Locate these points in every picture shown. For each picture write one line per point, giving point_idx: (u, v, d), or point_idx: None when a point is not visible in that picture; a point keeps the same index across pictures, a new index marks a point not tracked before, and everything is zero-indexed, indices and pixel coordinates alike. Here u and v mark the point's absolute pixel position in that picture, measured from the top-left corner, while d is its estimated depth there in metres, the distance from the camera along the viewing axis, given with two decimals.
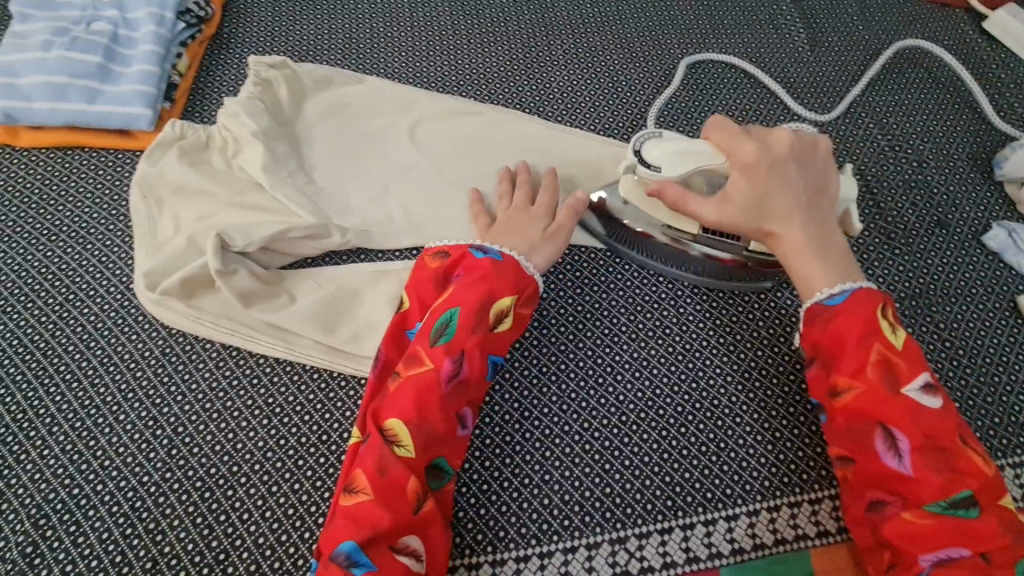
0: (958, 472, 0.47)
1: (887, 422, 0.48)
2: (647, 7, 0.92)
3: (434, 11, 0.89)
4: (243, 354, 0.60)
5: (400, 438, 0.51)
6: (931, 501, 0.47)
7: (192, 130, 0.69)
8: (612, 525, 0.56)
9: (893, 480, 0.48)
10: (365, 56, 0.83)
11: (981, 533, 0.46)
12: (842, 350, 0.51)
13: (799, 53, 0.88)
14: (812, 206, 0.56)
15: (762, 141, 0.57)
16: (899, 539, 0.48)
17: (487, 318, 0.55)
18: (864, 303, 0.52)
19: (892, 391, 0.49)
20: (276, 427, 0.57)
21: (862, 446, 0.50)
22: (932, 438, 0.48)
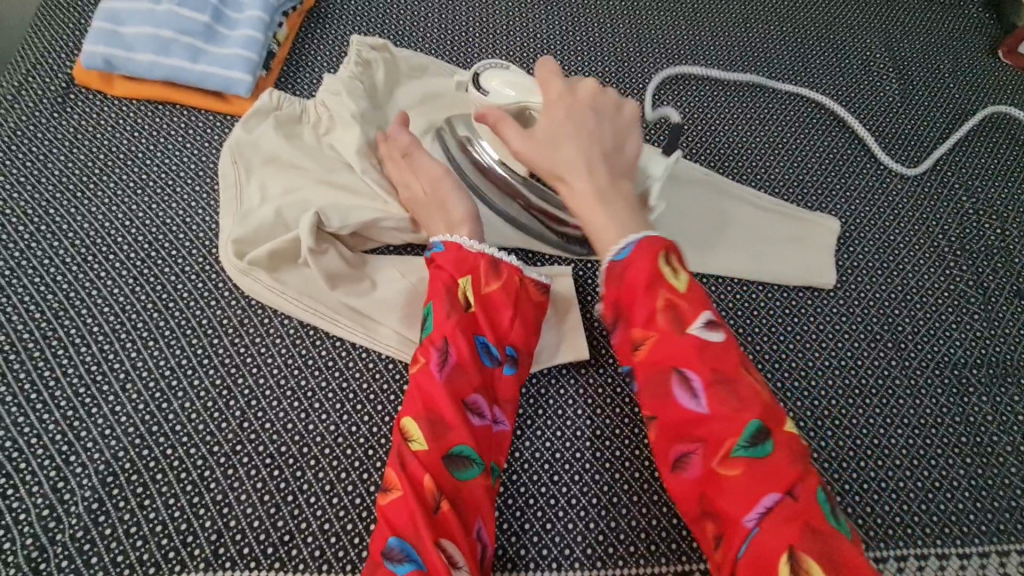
0: (748, 408, 0.46)
1: (679, 365, 0.47)
2: (741, 36, 0.91)
3: (529, 12, 0.88)
4: (320, 334, 0.60)
5: (411, 434, 0.51)
6: (731, 447, 0.45)
7: (288, 102, 0.69)
8: (679, 558, 0.54)
9: (694, 427, 0.47)
10: (458, 49, 0.82)
11: (780, 470, 0.44)
12: (634, 296, 0.50)
13: (889, 102, 0.87)
14: (610, 156, 0.57)
15: (568, 89, 0.59)
16: (712, 496, 0.45)
17: (456, 300, 0.56)
18: (650, 244, 0.51)
19: (679, 330, 0.48)
20: (349, 413, 0.56)
21: (662, 399, 0.48)
22: (719, 373, 0.47)
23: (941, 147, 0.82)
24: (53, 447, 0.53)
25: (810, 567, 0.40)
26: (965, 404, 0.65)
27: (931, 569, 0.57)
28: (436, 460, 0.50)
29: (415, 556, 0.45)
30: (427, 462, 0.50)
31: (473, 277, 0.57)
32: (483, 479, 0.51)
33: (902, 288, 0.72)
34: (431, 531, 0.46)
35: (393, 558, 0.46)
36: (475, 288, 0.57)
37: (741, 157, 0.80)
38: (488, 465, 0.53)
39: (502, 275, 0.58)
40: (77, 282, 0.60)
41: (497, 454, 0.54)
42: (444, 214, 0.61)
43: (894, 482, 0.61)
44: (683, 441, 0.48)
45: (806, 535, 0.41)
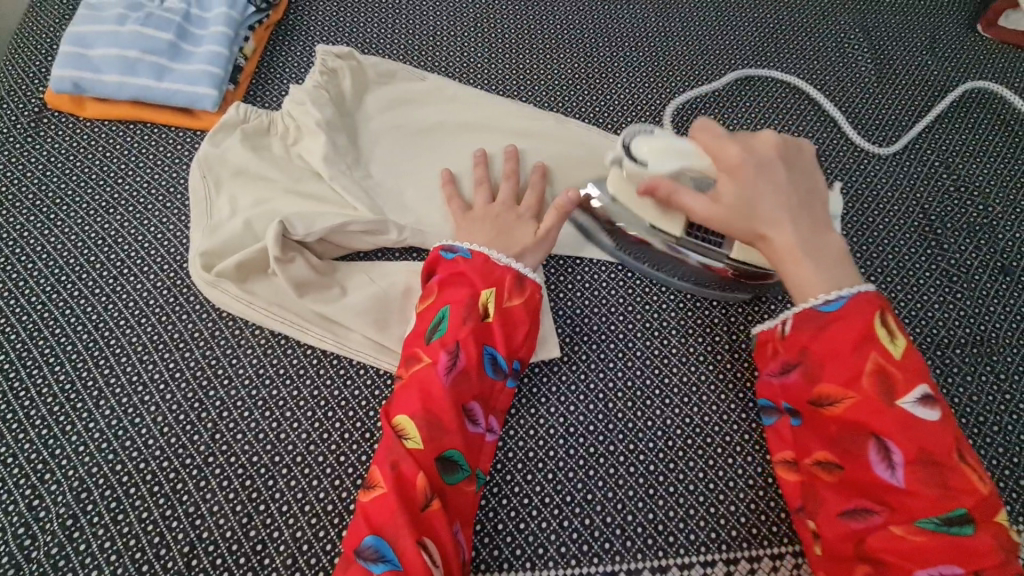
0: (955, 490, 0.45)
1: (881, 433, 0.46)
2: (712, 25, 0.90)
3: (497, 13, 0.88)
4: (291, 342, 0.60)
5: (408, 433, 0.51)
6: (924, 519, 0.45)
7: (255, 114, 0.70)
8: (654, 552, 0.54)
9: (884, 492, 0.46)
10: (427, 53, 0.83)
11: (975, 554, 0.44)
12: (833, 358, 0.49)
13: (865, 83, 0.86)
14: (804, 206, 0.53)
15: (746, 142, 0.54)
16: (886, 555, 0.46)
17: (475, 310, 0.56)
18: (864, 309, 0.49)
19: (888, 400, 0.46)
20: (320, 420, 0.57)
21: (853, 456, 0.48)
22: (928, 453, 0.45)
23: (919, 125, 0.81)
24: (30, 465, 0.53)
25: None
26: (948, 385, 0.64)
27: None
28: (429, 461, 0.50)
29: (393, 553, 0.46)
30: (418, 461, 0.49)
31: (495, 290, 0.57)
32: (467, 484, 0.52)
33: (883, 271, 0.71)
34: (412, 530, 0.46)
35: (368, 554, 0.46)
36: (497, 301, 0.57)
37: None
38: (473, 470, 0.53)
39: (524, 292, 0.58)
40: (51, 302, 0.61)
41: (485, 462, 0.54)
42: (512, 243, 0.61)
43: None
44: (862, 497, 0.47)
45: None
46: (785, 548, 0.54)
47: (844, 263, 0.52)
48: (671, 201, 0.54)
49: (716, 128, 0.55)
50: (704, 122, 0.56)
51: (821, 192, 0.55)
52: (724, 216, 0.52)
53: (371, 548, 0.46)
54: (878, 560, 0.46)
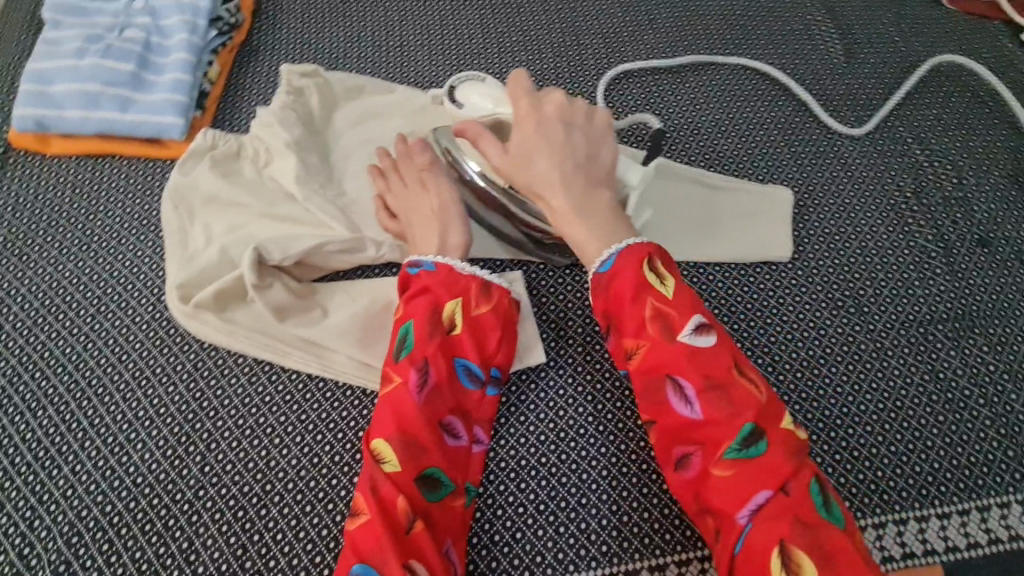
0: (739, 411, 0.47)
1: (672, 373, 0.49)
2: (680, 17, 0.90)
3: (463, 19, 0.87)
4: (275, 369, 0.59)
5: (385, 455, 0.49)
6: (723, 450, 0.47)
7: (223, 139, 0.69)
8: (651, 552, 0.54)
9: (690, 431, 0.49)
10: (395, 65, 0.82)
11: (775, 470, 0.45)
12: (623, 310, 0.52)
13: (834, 64, 0.86)
14: (585, 168, 0.57)
15: (537, 103, 0.60)
16: (707, 498, 0.47)
17: (441, 322, 0.55)
18: (633, 255, 0.53)
19: (669, 338, 0.50)
20: (310, 445, 0.56)
21: (659, 405, 0.50)
22: (711, 379, 0.48)
23: (890, 103, 0.81)
24: (18, 513, 0.53)
25: (802, 558, 0.42)
26: (933, 362, 0.65)
27: (912, 532, 0.57)
28: (411, 483, 0.49)
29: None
30: (401, 483, 0.48)
31: (462, 299, 0.56)
32: (454, 499, 0.51)
33: (862, 252, 0.71)
34: (401, 555, 0.45)
35: None
36: (464, 309, 0.56)
37: (685, 136, 0.80)
38: (459, 485, 0.52)
39: (493, 298, 0.58)
40: (30, 346, 0.60)
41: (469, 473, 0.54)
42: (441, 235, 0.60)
43: (867, 450, 0.60)
44: (678, 445, 0.50)
45: (796, 527, 0.43)
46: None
47: (618, 219, 0.56)
48: (476, 146, 0.60)
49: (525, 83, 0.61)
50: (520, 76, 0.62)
51: (612, 157, 0.59)
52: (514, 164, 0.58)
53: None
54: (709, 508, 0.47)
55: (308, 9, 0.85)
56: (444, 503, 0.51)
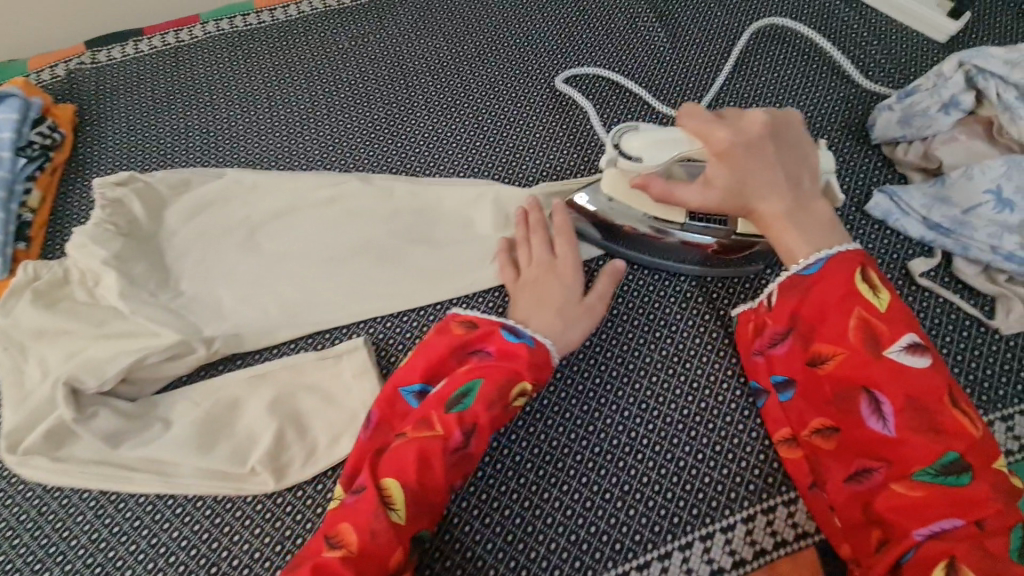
0: (941, 435, 0.48)
1: (870, 386, 0.51)
2: (506, 36, 0.89)
3: (290, 88, 0.87)
4: (122, 496, 0.58)
5: (395, 501, 0.51)
6: (918, 470, 0.48)
7: (46, 268, 0.67)
8: None
9: (879, 448, 0.51)
10: (224, 150, 0.82)
11: (969, 500, 0.46)
12: (823, 318, 0.54)
13: (662, 52, 0.86)
14: (798, 182, 0.58)
15: (735, 123, 0.58)
16: (886, 509, 0.49)
17: (508, 396, 0.56)
18: (847, 264, 0.54)
19: (875, 352, 0.51)
20: (164, 567, 0.55)
21: (849, 413, 0.53)
22: (916, 401, 0.49)
23: (719, 82, 0.81)
24: None
25: None
26: None
27: (779, 518, 0.59)
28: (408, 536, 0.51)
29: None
30: (400, 535, 0.50)
31: (530, 381, 0.57)
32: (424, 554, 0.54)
33: None
34: None
35: None
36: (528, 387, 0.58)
37: (526, 158, 0.79)
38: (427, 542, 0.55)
39: (540, 371, 0.58)
40: None
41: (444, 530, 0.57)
42: (557, 312, 0.62)
43: (728, 441, 0.62)
44: (863, 457, 0.52)
45: (975, 553, 0.44)
46: (647, 553, 0.58)
47: (834, 228, 0.56)
48: (661, 196, 0.59)
49: (705, 113, 0.59)
50: (689, 108, 0.60)
51: (815, 163, 0.59)
52: (734, 200, 0.57)
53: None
54: (878, 516, 0.50)
55: (131, 111, 0.85)
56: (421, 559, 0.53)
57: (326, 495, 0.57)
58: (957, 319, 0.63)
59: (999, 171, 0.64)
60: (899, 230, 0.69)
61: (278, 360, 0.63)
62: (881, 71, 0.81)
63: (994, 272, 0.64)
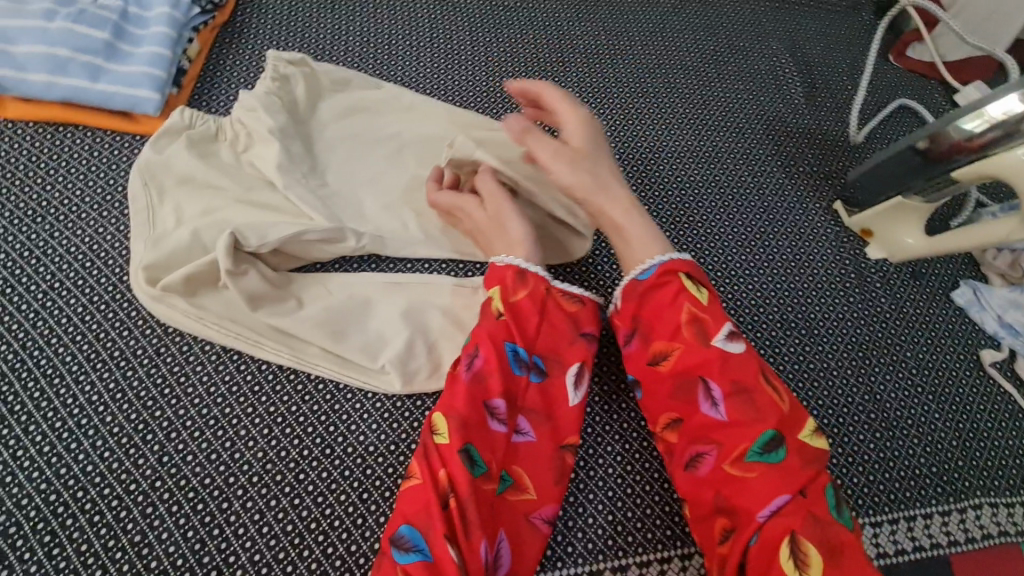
0: (762, 415, 0.53)
1: (705, 375, 0.55)
2: (657, 47, 0.94)
3: (451, 27, 0.88)
4: (244, 359, 0.58)
5: (437, 427, 0.54)
6: (747, 450, 0.52)
7: (201, 120, 0.67)
8: (614, 553, 0.59)
9: (713, 430, 0.54)
10: (381, 64, 0.82)
11: (790, 474, 0.50)
12: (657, 321, 0.59)
13: (797, 105, 0.92)
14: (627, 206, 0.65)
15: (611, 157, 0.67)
16: (725, 488, 0.53)
17: (489, 316, 0.59)
18: (671, 276, 0.59)
19: (704, 342, 0.56)
20: (277, 437, 0.56)
21: (688, 401, 0.56)
22: (739, 384, 0.54)
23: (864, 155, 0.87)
24: None
25: (812, 552, 0.47)
26: (871, 381, 0.71)
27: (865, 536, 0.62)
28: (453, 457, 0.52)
29: (425, 544, 0.48)
30: (445, 454, 0.52)
31: (501, 289, 0.60)
32: (486, 481, 0.53)
33: (814, 280, 0.78)
34: (437, 521, 0.49)
35: (400, 543, 0.49)
36: (504, 297, 0.60)
37: (667, 162, 0.84)
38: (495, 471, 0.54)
39: (529, 284, 0.60)
40: None
41: (526, 468, 0.57)
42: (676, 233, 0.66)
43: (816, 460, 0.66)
44: (698, 441, 0.55)
45: (809, 521, 0.48)
46: None
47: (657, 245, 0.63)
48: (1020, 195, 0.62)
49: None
50: None
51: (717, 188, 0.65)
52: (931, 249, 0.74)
53: (405, 537, 0.49)
54: (724, 499, 0.52)
55: None
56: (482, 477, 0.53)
57: None
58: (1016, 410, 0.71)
59: None
60: (977, 323, 0.77)
61: (418, 276, 0.65)
62: None
63: None
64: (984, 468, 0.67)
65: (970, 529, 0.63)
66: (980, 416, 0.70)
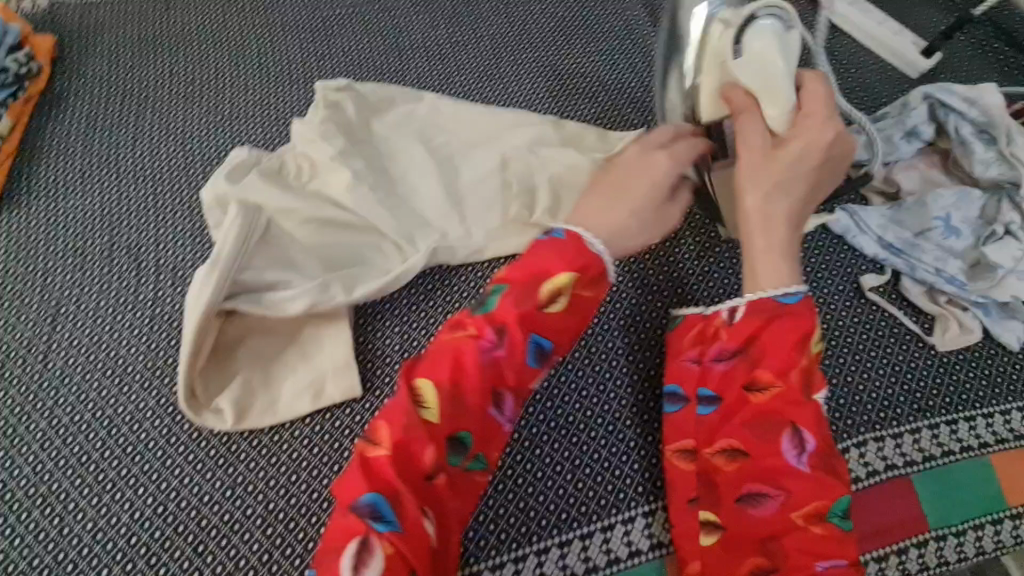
0: (840, 480, 0.52)
1: (797, 422, 0.53)
2: (502, 23, 0.91)
3: (281, 46, 0.85)
4: (72, 431, 0.58)
5: (427, 400, 0.50)
6: (812, 508, 0.51)
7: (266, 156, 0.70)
8: (468, 560, 0.57)
9: (784, 476, 0.52)
10: (211, 98, 0.80)
11: (850, 542, 0.51)
12: (766, 353, 0.55)
13: (653, 56, 0.89)
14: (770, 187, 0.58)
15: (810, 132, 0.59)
16: (782, 538, 0.52)
17: (540, 292, 0.54)
18: (802, 314, 0.55)
19: (807, 396, 0.53)
20: (106, 505, 0.54)
21: (769, 442, 0.53)
22: (826, 445, 0.53)
23: None
24: None
25: None
26: None
27: None
28: (442, 436, 0.50)
29: (395, 515, 0.46)
30: (436, 431, 0.50)
31: (574, 276, 0.55)
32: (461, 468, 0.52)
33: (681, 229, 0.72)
34: (411, 496, 0.47)
35: (365, 511, 0.46)
36: (574, 285, 0.55)
37: None
38: (480, 456, 0.53)
39: (597, 288, 0.57)
40: None
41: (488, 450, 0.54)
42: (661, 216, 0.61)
43: None
44: (765, 483, 0.53)
45: None
46: (591, 525, 0.58)
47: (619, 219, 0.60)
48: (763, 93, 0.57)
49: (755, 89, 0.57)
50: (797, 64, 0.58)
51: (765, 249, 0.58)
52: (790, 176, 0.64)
53: (369, 505, 0.46)
54: (777, 543, 0.52)
55: (115, 51, 0.83)
56: (461, 463, 0.52)
57: (281, 446, 0.58)
58: (899, 334, 0.67)
59: (950, 200, 0.69)
60: (853, 246, 0.72)
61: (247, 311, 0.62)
62: (858, 96, 0.85)
63: (938, 293, 0.68)
64: (867, 401, 0.63)
65: (853, 468, 0.60)
66: (861, 347, 0.66)
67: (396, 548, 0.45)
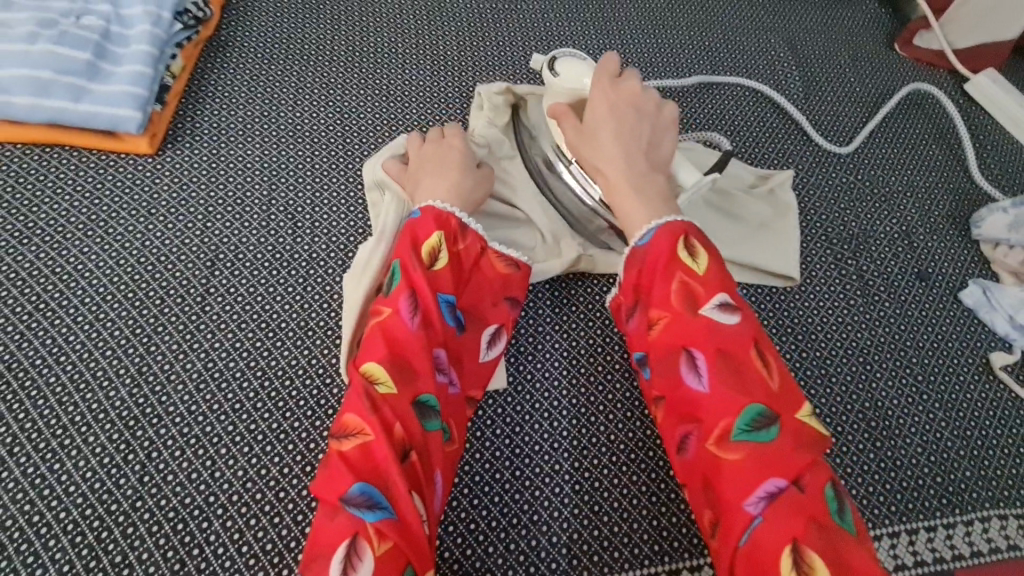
0: (748, 393, 0.46)
1: (689, 346, 0.48)
2: (651, 43, 0.92)
3: (436, 29, 0.86)
4: (226, 377, 0.59)
5: (378, 376, 0.50)
6: (733, 429, 0.45)
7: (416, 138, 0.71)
8: (600, 569, 0.56)
9: (696, 407, 0.47)
10: (367, 68, 0.81)
11: (786, 457, 0.43)
12: (651, 288, 0.52)
13: (795, 100, 0.89)
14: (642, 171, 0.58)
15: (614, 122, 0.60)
16: (711, 473, 0.46)
17: (422, 258, 0.56)
18: (668, 235, 0.53)
19: (690, 313, 0.49)
20: (258, 455, 0.56)
21: (671, 372, 0.49)
22: (724, 354, 0.47)
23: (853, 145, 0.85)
24: None
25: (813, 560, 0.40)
26: (872, 389, 0.68)
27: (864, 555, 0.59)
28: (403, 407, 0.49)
29: (388, 502, 0.45)
30: (393, 406, 0.49)
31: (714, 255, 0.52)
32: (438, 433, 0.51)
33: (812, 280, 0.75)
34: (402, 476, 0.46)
35: (356, 502, 0.44)
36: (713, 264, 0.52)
37: None
38: (445, 424, 0.53)
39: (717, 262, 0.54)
40: None
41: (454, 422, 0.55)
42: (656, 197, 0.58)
43: None
44: (685, 421, 0.49)
45: (811, 528, 0.41)
46: None
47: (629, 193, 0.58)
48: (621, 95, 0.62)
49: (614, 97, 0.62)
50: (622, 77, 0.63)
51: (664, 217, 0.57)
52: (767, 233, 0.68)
53: (359, 495, 0.44)
54: (714, 485, 0.46)
55: (277, 8, 0.83)
56: (432, 431, 0.50)
57: None
58: None
59: None
60: (986, 324, 0.73)
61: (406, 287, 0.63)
62: (991, 174, 0.86)
63: None
64: (990, 477, 0.64)
65: (976, 543, 0.61)
66: (986, 423, 0.67)
67: (389, 542, 0.43)
